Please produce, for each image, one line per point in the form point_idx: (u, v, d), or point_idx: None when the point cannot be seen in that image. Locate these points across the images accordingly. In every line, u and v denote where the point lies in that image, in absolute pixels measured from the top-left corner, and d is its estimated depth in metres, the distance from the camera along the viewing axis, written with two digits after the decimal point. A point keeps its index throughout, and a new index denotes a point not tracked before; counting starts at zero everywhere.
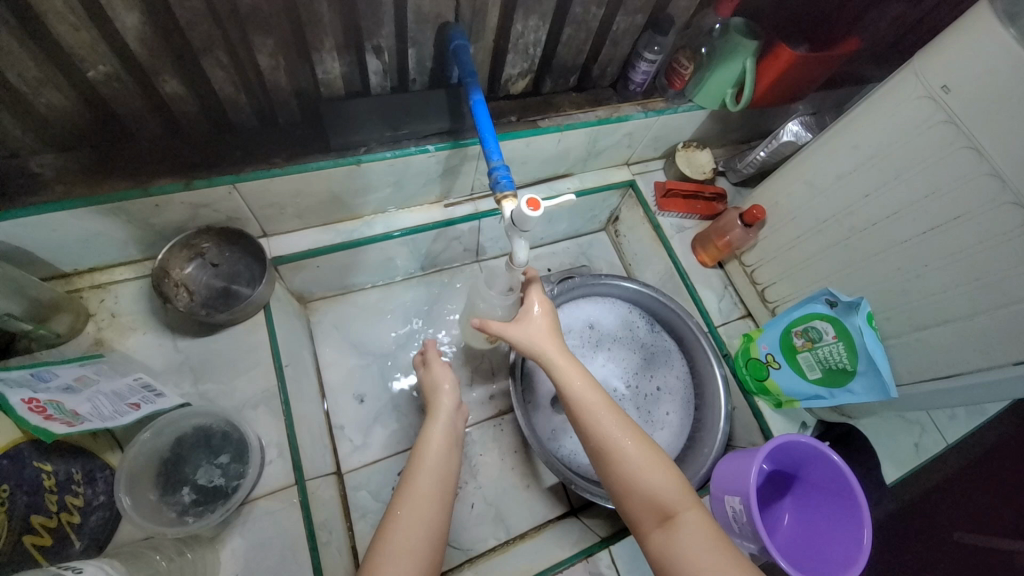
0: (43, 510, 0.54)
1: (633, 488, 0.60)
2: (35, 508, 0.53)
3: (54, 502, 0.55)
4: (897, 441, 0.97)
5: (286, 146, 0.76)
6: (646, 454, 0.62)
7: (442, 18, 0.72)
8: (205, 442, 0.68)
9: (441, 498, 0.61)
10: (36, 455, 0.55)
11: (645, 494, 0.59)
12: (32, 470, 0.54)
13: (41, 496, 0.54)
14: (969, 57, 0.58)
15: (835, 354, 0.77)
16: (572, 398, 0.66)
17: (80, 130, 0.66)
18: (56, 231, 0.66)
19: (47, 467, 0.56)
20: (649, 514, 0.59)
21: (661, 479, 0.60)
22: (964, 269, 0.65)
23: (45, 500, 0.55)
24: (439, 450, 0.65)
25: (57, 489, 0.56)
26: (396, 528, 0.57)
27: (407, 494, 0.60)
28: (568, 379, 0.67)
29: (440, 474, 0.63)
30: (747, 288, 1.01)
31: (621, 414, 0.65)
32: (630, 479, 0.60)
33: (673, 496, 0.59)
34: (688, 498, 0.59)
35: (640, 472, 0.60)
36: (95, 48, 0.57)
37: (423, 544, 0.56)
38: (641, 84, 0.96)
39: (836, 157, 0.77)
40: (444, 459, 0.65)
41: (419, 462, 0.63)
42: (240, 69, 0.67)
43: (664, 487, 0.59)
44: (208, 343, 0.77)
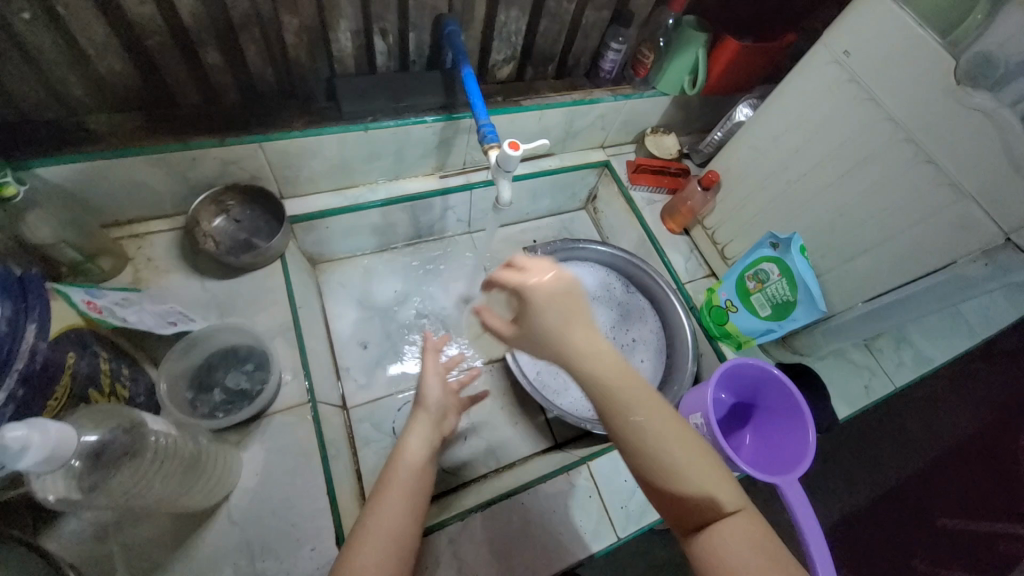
0: (100, 387, 0.61)
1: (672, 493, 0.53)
2: (94, 382, 0.60)
3: (108, 383, 0.63)
4: (849, 383, 1.08)
5: (304, 114, 0.88)
6: (695, 457, 0.53)
7: (437, 9, 0.86)
8: (233, 355, 0.80)
9: (412, 500, 0.65)
10: (94, 340, 0.62)
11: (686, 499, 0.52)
12: (93, 352, 0.61)
13: (99, 375, 0.61)
14: (858, 27, 0.73)
15: (781, 289, 0.89)
16: (604, 390, 0.53)
17: (132, 94, 0.78)
18: (108, 177, 0.78)
19: (104, 354, 0.63)
20: (688, 519, 0.53)
21: (705, 482, 0.52)
22: (875, 202, 0.78)
23: (102, 380, 0.62)
24: (416, 460, 0.70)
25: (110, 375, 0.64)
26: (371, 523, 0.61)
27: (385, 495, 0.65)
28: (598, 373, 0.54)
29: (415, 475, 0.68)
30: (709, 250, 1.14)
31: (661, 408, 0.54)
32: (670, 483, 0.53)
33: (720, 504, 0.52)
34: (733, 503, 0.52)
35: (682, 478, 0.52)
36: (154, 21, 0.70)
37: (398, 542, 0.60)
38: (610, 72, 1.11)
39: (771, 122, 0.91)
40: (418, 467, 0.70)
41: (397, 463, 0.69)
42: (269, 45, 0.80)
43: (709, 493, 0.52)
44: (231, 285, 0.88)
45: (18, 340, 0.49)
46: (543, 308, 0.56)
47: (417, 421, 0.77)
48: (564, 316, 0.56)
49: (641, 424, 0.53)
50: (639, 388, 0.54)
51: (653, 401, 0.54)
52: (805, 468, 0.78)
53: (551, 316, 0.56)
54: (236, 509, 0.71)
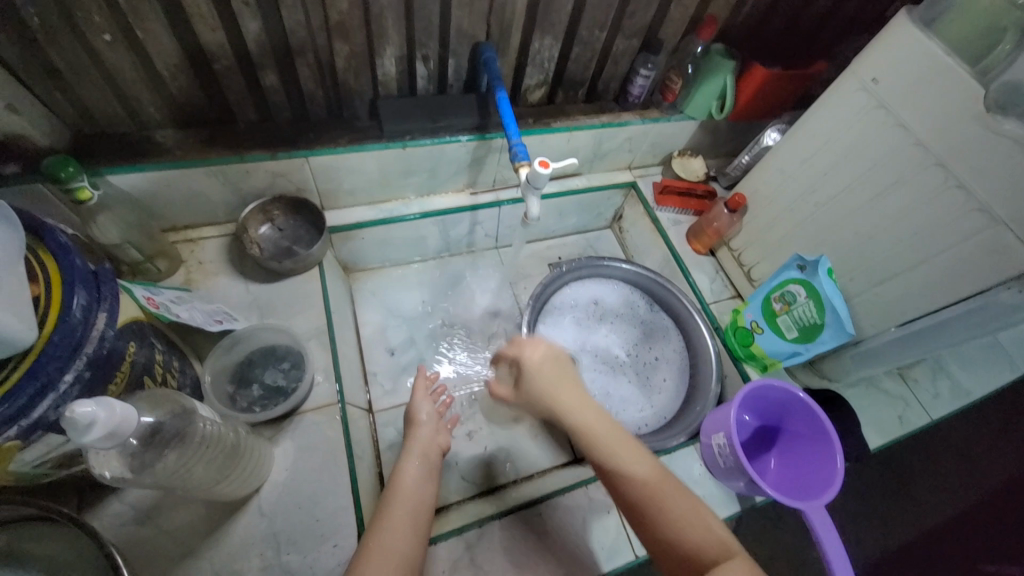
0: (155, 376, 0.66)
1: (666, 543, 0.57)
2: (150, 370, 0.66)
3: (161, 373, 0.68)
4: (881, 413, 1.05)
5: (348, 132, 0.95)
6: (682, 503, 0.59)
7: (476, 38, 0.92)
8: (272, 353, 0.84)
9: (415, 521, 0.66)
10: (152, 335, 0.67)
11: (680, 544, 0.56)
12: (151, 343, 0.66)
13: (154, 364, 0.66)
14: (887, 55, 0.75)
15: (808, 311, 0.89)
16: (597, 446, 0.63)
17: (197, 111, 0.86)
18: (171, 185, 0.85)
19: (160, 346, 0.69)
20: (687, 568, 0.55)
21: (695, 525, 0.57)
22: (905, 226, 0.78)
23: (157, 369, 0.67)
24: (415, 482, 0.72)
25: (164, 365, 0.69)
26: (377, 538, 0.61)
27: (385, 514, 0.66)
28: (588, 423, 0.65)
29: (416, 498, 0.69)
30: (735, 271, 1.14)
31: (647, 460, 0.62)
32: (660, 530, 0.58)
33: (712, 548, 0.55)
34: (728, 550, 0.54)
35: (672, 520, 0.57)
36: (223, 47, 0.78)
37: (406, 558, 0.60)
38: (638, 96, 1.14)
39: (799, 146, 0.92)
40: (418, 491, 0.71)
41: (396, 486, 0.71)
42: (321, 69, 0.87)
43: (699, 536, 0.56)
44: (273, 288, 0.93)
45: (91, 326, 0.53)
46: (538, 372, 0.72)
47: (414, 451, 0.78)
48: (549, 375, 0.71)
49: (630, 473, 0.61)
50: (625, 443, 0.63)
51: (638, 452, 0.63)
52: (832, 493, 0.76)
53: (543, 380, 0.71)
54: (266, 501, 0.74)
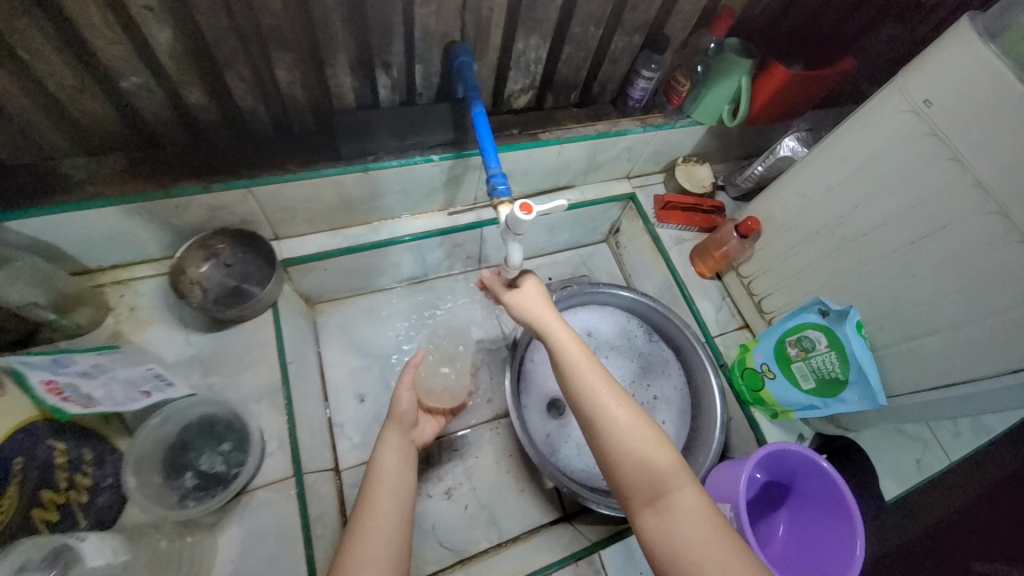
0: (53, 486, 0.57)
1: (619, 463, 0.60)
2: (47, 483, 0.57)
3: (63, 479, 0.59)
4: (897, 457, 0.95)
5: (298, 154, 0.80)
6: (639, 430, 0.61)
7: (449, 37, 0.77)
8: (209, 431, 0.74)
9: (399, 508, 0.63)
10: (49, 433, 0.59)
11: (633, 464, 0.59)
12: (46, 447, 0.58)
13: (52, 471, 0.58)
14: (947, 73, 0.61)
15: (828, 363, 0.78)
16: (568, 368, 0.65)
17: (110, 135, 0.71)
18: (85, 226, 0.71)
19: (61, 445, 0.60)
20: (639, 489, 0.59)
21: (651, 450, 0.60)
22: (951, 280, 0.66)
23: (57, 477, 0.58)
24: (396, 468, 0.67)
25: (67, 467, 0.60)
26: (363, 541, 0.58)
27: (366, 511, 0.62)
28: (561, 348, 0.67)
29: (397, 484, 0.66)
30: (744, 300, 1.02)
31: (613, 383, 0.64)
32: (615, 449, 0.60)
33: (666, 469, 0.59)
34: (680, 474, 0.59)
35: (629, 441, 0.60)
36: (129, 61, 0.63)
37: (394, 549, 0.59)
38: (639, 100, 0.99)
39: (826, 170, 0.79)
40: (401, 475, 0.67)
41: (375, 479, 0.66)
42: (259, 82, 0.72)
43: (658, 461, 0.59)
44: (218, 339, 0.81)
45: None
46: (527, 309, 0.72)
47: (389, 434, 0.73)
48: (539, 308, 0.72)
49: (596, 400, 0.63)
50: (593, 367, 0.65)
51: (602, 377, 0.64)
52: None
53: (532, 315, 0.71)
54: None
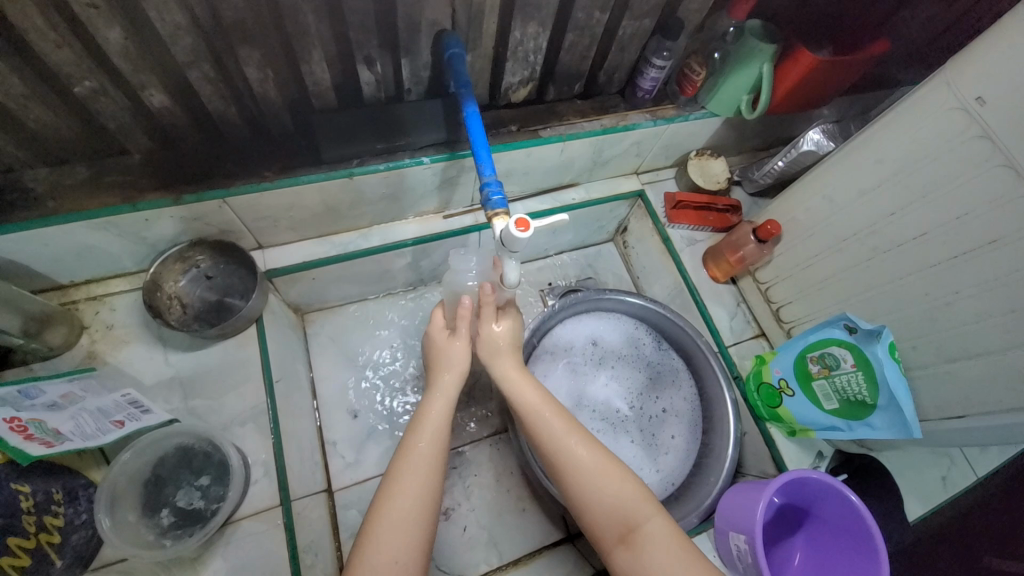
0: (20, 532, 0.56)
1: (588, 504, 0.61)
2: (11, 530, 0.55)
3: (32, 523, 0.57)
4: (921, 474, 0.89)
5: (277, 160, 0.74)
6: (607, 465, 0.62)
7: (438, 25, 0.69)
8: (187, 463, 0.69)
9: (434, 466, 0.61)
10: (13, 476, 0.57)
11: (602, 503, 0.60)
12: (8, 492, 0.56)
13: (17, 518, 0.56)
14: (1005, 67, 0.53)
15: (854, 383, 0.71)
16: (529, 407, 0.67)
17: (72, 145, 0.66)
18: (49, 244, 0.66)
19: (24, 488, 0.58)
20: (610, 528, 0.59)
21: (621, 487, 0.61)
22: (1000, 299, 0.60)
23: (22, 523, 0.56)
24: (439, 423, 0.64)
25: (35, 510, 0.58)
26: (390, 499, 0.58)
27: (404, 466, 0.60)
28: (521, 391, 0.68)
29: (436, 440, 0.63)
30: (761, 306, 0.95)
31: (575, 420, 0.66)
32: (585, 489, 0.61)
33: (636, 506, 0.59)
34: (646, 505, 0.60)
35: (597, 479, 0.61)
36: (81, 64, 0.56)
37: (418, 511, 0.58)
38: (650, 91, 0.91)
39: (859, 173, 0.72)
40: (439, 434, 0.63)
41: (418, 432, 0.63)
42: (228, 81, 0.66)
43: (620, 494, 0.60)
44: (200, 358, 0.77)
45: None
46: (491, 343, 0.71)
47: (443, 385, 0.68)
48: (508, 342, 0.72)
49: (558, 438, 0.64)
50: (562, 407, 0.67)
51: (561, 414, 0.66)
52: None
53: (493, 351, 0.71)
54: None
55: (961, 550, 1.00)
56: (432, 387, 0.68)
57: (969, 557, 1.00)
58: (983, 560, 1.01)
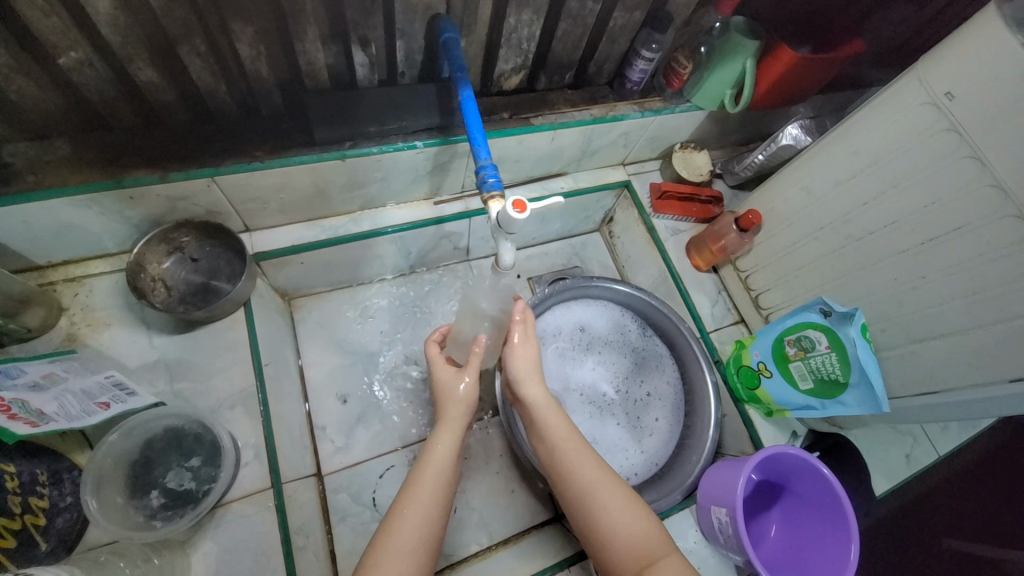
0: (6, 512, 0.55)
1: (606, 538, 0.63)
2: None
3: (17, 504, 0.57)
4: (887, 452, 0.95)
5: (267, 140, 0.74)
6: (621, 500, 0.64)
7: (433, 9, 0.69)
8: (177, 444, 0.68)
9: (438, 507, 0.62)
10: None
11: (618, 534, 0.62)
12: None
13: (4, 497, 0.55)
14: (973, 63, 0.57)
15: (828, 364, 0.76)
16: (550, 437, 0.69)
17: (51, 118, 0.63)
18: (26, 222, 0.64)
19: (10, 469, 0.57)
20: (627, 562, 0.61)
21: (636, 521, 0.63)
22: (964, 281, 0.64)
23: (9, 502, 0.56)
24: (442, 466, 0.65)
25: (20, 491, 0.57)
26: (391, 539, 0.58)
27: (408, 507, 0.61)
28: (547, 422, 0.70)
29: (441, 482, 0.64)
30: (741, 294, 0.99)
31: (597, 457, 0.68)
32: (603, 521, 0.64)
33: (650, 542, 0.62)
34: (665, 544, 0.62)
35: (612, 511, 0.63)
36: (65, 33, 0.54)
37: (421, 547, 0.59)
38: (638, 83, 0.93)
39: (835, 164, 0.76)
40: (442, 477, 0.64)
41: (419, 481, 0.63)
42: (219, 58, 0.64)
43: (637, 532, 0.62)
44: (186, 341, 0.76)
45: None
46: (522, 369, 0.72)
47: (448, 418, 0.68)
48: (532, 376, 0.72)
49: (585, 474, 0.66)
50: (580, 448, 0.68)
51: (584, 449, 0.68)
52: None
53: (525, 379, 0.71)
54: None
55: (924, 533, 1.06)
56: (441, 426, 0.68)
57: (931, 539, 1.06)
58: (944, 541, 1.07)
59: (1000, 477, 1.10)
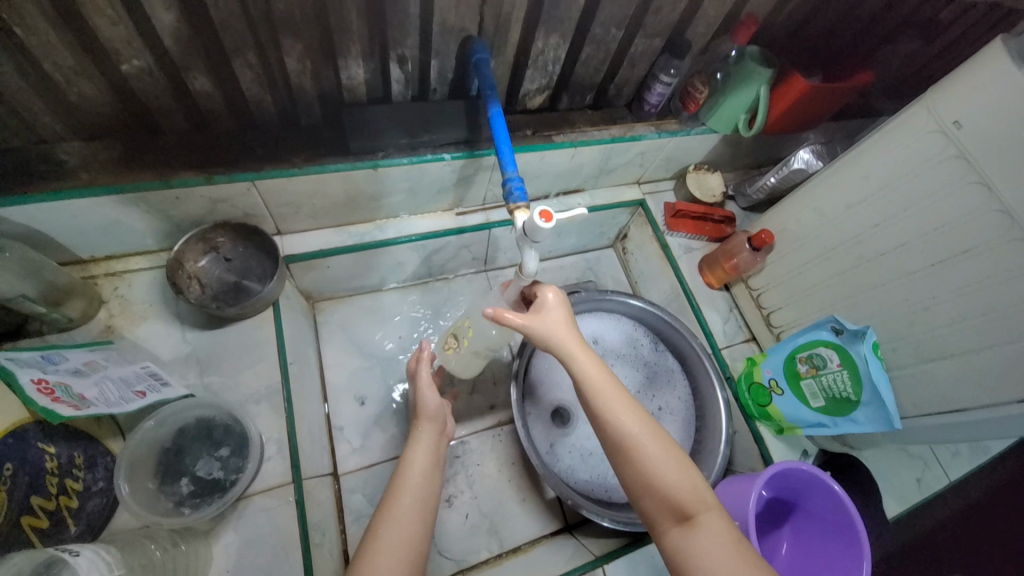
0: (43, 492, 0.57)
1: (645, 489, 0.58)
2: (35, 490, 0.57)
3: (54, 485, 0.59)
4: (899, 475, 0.94)
5: (305, 148, 0.78)
6: (661, 452, 0.59)
7: (466, 31, 0.74)
8: (207, 435, 0.71)
9: (422, 512, 0.64)
10: (40, 437, 0.59)
11: (658, 489, 0.57)
12: (36, 451, 0.58)
13: (42, 478, 0.58)
14: (980, 95, 0.60)
15: (840, 382, 0.77)
16: (586, 389, 0.63)
17: (108, 121, 0.68)
18: (78, 217, 0.68)
19: (50, 450, 0.59)
20: (667, 513, 0.57)
21: (678, 474, 0.58)
22: (972, 303, 0.66)
23: (46, 483, 0.58)
24: (422, 474, 0.68)
25: (58, 473, 0.59)
26: (379, 537, 0.60)
27: (392, 510, 0.63)
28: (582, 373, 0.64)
29: (422, 494, 0.65)
30: (752, 312, 1.01)
31: (636, 406, 0.62)
32: (643, 474, 0.58)
33: (693, 495, 0.57)
34: (707, 498, 0.57)
35: (652, 466, 0.58)
36: (130, 43, 0.59)
37: (412, 548, 0.60)
38: (656, 106, 0.97)
39: (846, 188, 0.79)
40: (425, 487, 0.66)
41: (401, 488, 0.65)
42: (267, 70, 0.69)
43: (679, 484, 0.57)
44: (217, 336, 0.79)
45: None
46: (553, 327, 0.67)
47: (422, 432, 0.73)
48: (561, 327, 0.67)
49: (623, 425, 0.60)
50: (619, 393, 0.63)
51: (623, 399, 0.62)
52: None
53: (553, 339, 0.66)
54: None
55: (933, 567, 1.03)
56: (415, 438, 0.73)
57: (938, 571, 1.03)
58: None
59: (1015, 511, 1.09)
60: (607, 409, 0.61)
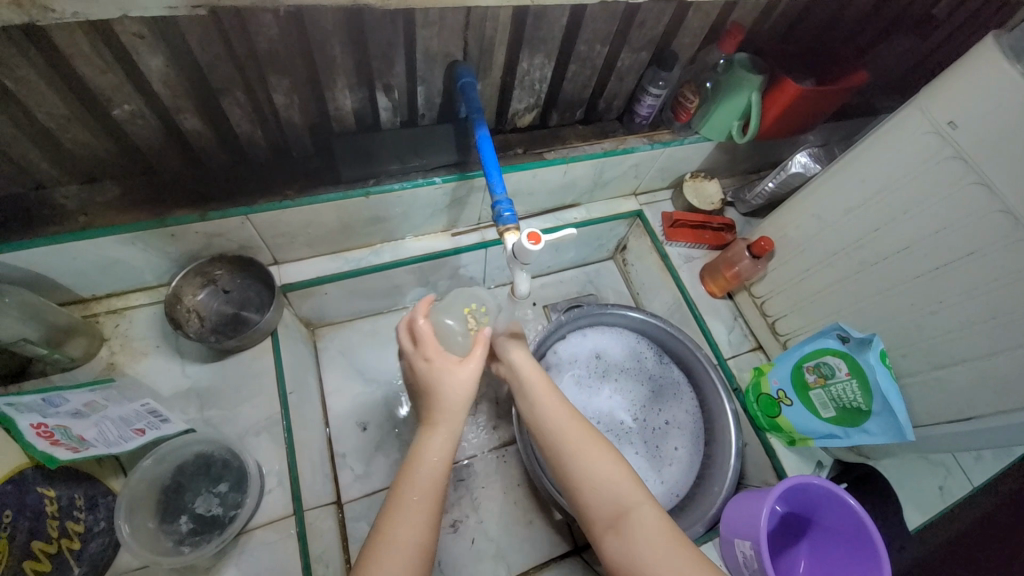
0: (44, 536, 0.58)
1: (582, 491, 0.64)
2: (36, 534, 0.57)
3: (55, 527, 0.59)
4: (920, 485, 0.91)
5: (297, 179, 0.79)
6: (596, 455, 0.65)
7: (451, 56, 0.74)
8: (206, 471, 0.71)
9: (430, 508, 0.61)
10: (39, 480, 0.59)
11: (593, 489, 0.63)
12: (36, 495, 0.58)
13: (42, 522, 0.58)
14: (975, 95, 0.59)
15: (849, 392, 0.74)
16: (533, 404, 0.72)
17: (103, 164, 0.70)
18: (77, 259, 0.69)
19: (50, 493, 0.60)
20: (603, 514, 0.62)
21: (612, 474, 0.64)
22: (981, 306, 0.64)
23: (47, 526, 0.58)
24: (435, 470, 0.63)
25: (59, 515, 0.60)
26: (387, 540, 0.57)
27: (401, 508, 0.60)
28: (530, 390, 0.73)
29: (433, 490, 0.62)
30: (757, 320, 0.99)
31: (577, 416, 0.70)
32: (580, 476, 0.64)
33: (626, 492, 0.62)
34: (640, 494, 0.62)
35: (588, 466, 0.64)
36: (121, 89, 0.60)
37: (417, 551, 0.58)
38: (647, 117, 0.97)
39: (844, 192, 0.77)
40: (436, 484, 0.62)
41: (411, 484, 0.61)
42: (257, 107, 0.70)
43: (611, 481, 0.63)
44: (216, 369, 0.79)
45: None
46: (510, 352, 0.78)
47: (442, 420, 0.67)
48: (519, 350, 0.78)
49: (561, 432, 0.68)
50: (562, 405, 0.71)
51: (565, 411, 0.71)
52: None
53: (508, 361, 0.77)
54: None
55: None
56: (430, 427, 0.66)
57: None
58: None
59: None
60: (549, 418, 0.70)
